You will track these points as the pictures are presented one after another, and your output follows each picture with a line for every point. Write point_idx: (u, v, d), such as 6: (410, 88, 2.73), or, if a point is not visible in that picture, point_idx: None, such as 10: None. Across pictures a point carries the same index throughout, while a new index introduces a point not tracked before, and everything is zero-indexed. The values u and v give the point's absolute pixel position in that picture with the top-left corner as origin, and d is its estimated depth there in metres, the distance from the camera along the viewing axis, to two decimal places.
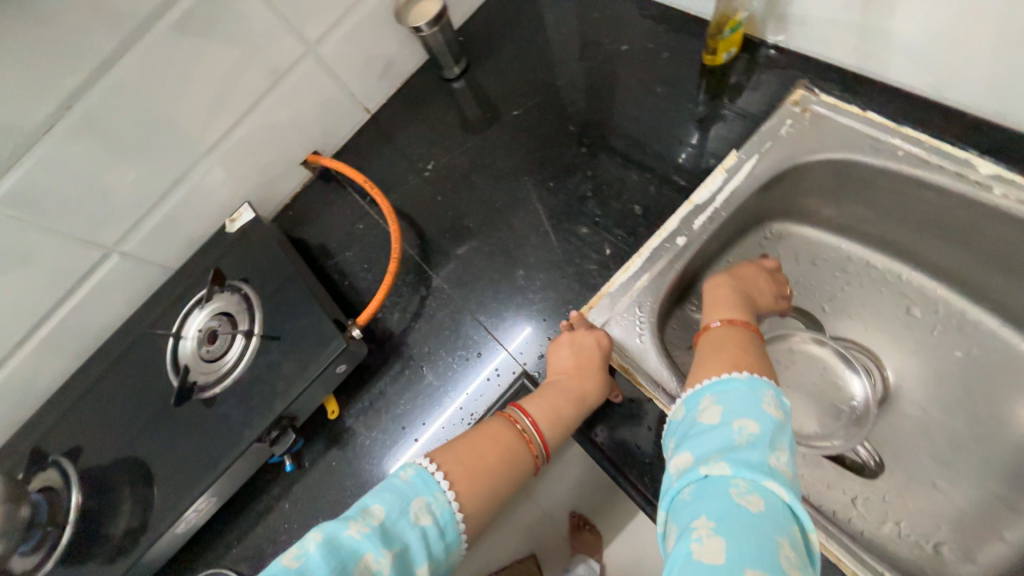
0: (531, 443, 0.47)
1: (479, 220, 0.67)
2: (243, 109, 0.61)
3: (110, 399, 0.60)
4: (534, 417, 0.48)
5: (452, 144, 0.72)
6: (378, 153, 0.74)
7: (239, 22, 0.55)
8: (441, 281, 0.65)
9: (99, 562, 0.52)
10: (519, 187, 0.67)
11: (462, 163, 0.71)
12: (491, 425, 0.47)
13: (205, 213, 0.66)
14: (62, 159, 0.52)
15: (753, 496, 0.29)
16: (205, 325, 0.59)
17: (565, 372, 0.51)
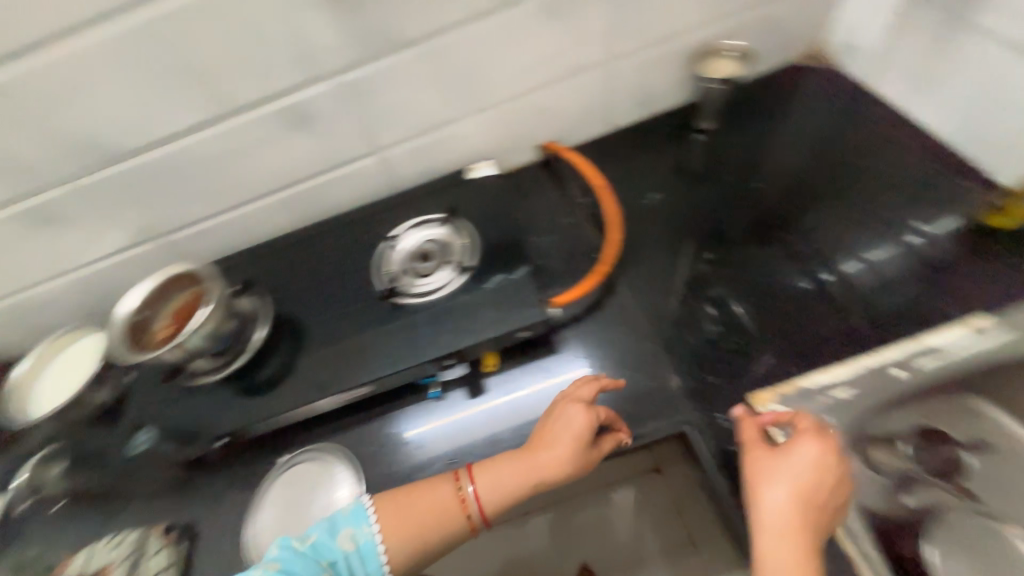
0: (465, 506, 0.51)
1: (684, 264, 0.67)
2: (535, 86, 0.68)
3: (318, 269, 0.70)
4: (477, 487, 0.52)
5: (678, 187, 0.74)
6: (608, 165, 0.78)
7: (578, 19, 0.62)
8: (629, 301, 0.66)
9: (260, 396, 0.59)
10: (733, 250, 0.66)
11: (682, 207, 0.72)
12: (437, 484, 0.53)
13: (456, 152, 0.74)
14: (396, 73, 0.61)
15: None
16: (424, 244, 0.67)
17: (553, 446, 0.52)
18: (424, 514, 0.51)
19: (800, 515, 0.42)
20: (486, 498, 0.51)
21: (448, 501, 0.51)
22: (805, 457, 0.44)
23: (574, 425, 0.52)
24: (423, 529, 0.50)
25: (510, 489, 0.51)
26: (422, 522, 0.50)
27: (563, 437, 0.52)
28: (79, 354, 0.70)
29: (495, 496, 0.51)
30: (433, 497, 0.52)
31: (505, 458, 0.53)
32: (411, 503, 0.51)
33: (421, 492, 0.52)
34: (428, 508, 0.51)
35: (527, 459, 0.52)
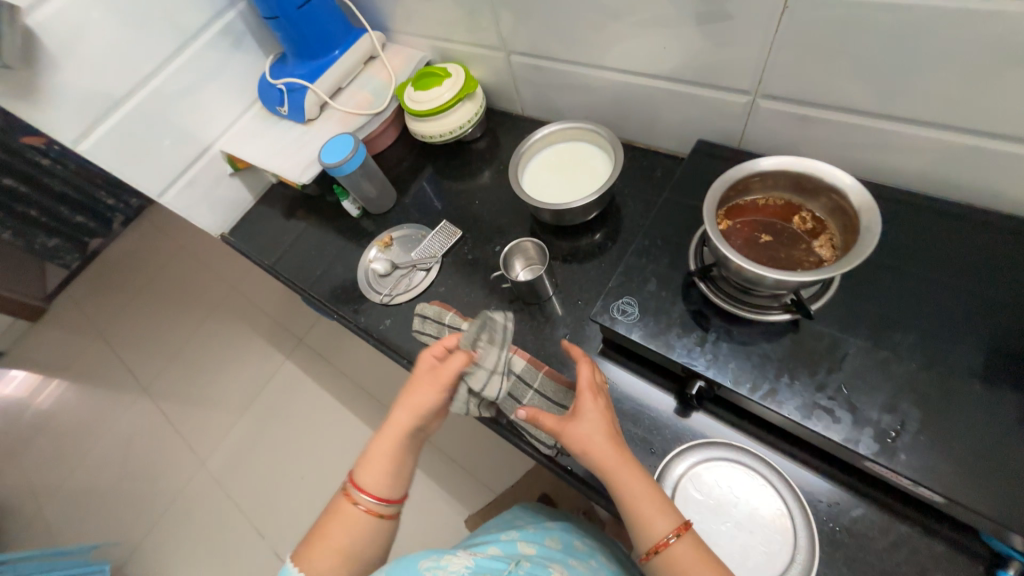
0: (373, 510, 0.56)
1: (938, 387, 0.48)
2: (806, 102, 0.59)
3: (538, 184, 0.80)
4: (369, 492, 0.56)
5: (1003, 300, 0.51)
6: (963, 233, 0.56)
7: (848, 56, 0.52)
8: (866, 416, 0.48)
9: (477, 268, 0.86)
10: (1001, 406, 0.46)
11: (995, 330, 0.50)
12: (342, 514, 0.56)
13: (715, 120, 0.70)
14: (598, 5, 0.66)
15: (531, 546, 0.69)
16: (813, 221, 0.54)
17: (422, 390, 0.59)
18: (335, 536, 0.55)
19: (609, 441, 0.50)
20: (375, 485, 0.56)
21: (352, 515, 0.56)
22: (591, 410, 0.52)
23: (419, 395, 0.59)
24: (344, 542, 0.55)
25: (380, 467, 0.57)
26: (344, 538, 0.55)
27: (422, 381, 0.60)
28: (460, 113, 0.91)
29: (375, 480, 0.57)
30: (340, 521, 0.56)
31: (375, 442, 0.59)
32: (328, 536, 0.55)
33: (327, 526, 0.56)
34: (340, 526, 0.55)
35: (388, 431, 0.58)
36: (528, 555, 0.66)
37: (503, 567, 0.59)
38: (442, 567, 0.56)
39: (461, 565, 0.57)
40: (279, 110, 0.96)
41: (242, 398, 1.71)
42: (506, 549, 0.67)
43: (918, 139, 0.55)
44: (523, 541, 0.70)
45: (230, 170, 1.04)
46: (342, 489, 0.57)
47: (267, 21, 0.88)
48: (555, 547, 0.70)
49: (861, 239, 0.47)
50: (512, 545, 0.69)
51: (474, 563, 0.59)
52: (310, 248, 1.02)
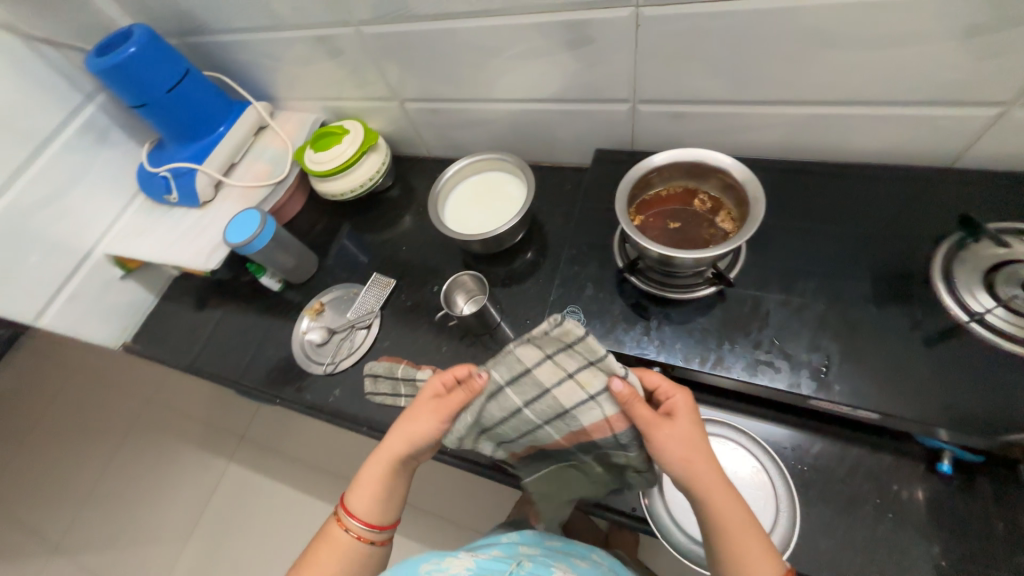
0: (363, 536, 0.54)
1: (844, 317, 0.55)
2: (674, 101, 0.67)
3: (459, 218, 0.81)
4: (359, 517, 0.54)
5: (868, 233, 0.61)
6: (824, 185, 0.66)
7: (696, 58, 0.60)
8: (799, 357, 0.53)
9: (419, 312, 0.84)
10: (893, 321, 0.54)
11: (870, 259, 0.58)
12: (333, 537, 0.54)
13: (605, 129, 0.76)
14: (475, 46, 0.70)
15: (532, 546, 0.65)
16: (711, 201, 0.60)
17: (415, 410, 0.54)
18: (326, 565, 0.53)
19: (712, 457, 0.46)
20: (365, 514, 0.54)
21: (342, 541, 0.54)
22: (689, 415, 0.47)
23: (415, 428, 0.53)
24: (334, 571, 0.53)
25: (368, 495, 0.54)
26: (335, 568, 0.53)
27: (418, 409, 0.54)
28: (366, 165, 0.90)
29: (364, 508, 0.54)
30: (331, 549, 0.54)
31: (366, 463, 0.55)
32: (319, 566, 0.53)
33: (321, 551, 0.54)
34: (329, 556, 0.53)
35: (379, 456, 0.54)
36: (530, 554, 0.61)
37: (505, 568, 0.55)
38: (444, 569, 0.53)
39: (463, 567, 0.54)
40: (168, 198, 0.89)
41: (184, 520, 1.49)
42: (506, 547, 0.63)
43: (772, 116, 0.64)
44: (523, 544, 0.65)
45: (120, 273, 0.94)
46: (335, 514, 0.55)
47: (135, 110, 0.82)
48: (558, 544, 0.66)
49: (752, 208, 0.53)
50: (513, 544, 0.65)
51: (476, 565, 0.55)
52: (232, 335, 0.94)
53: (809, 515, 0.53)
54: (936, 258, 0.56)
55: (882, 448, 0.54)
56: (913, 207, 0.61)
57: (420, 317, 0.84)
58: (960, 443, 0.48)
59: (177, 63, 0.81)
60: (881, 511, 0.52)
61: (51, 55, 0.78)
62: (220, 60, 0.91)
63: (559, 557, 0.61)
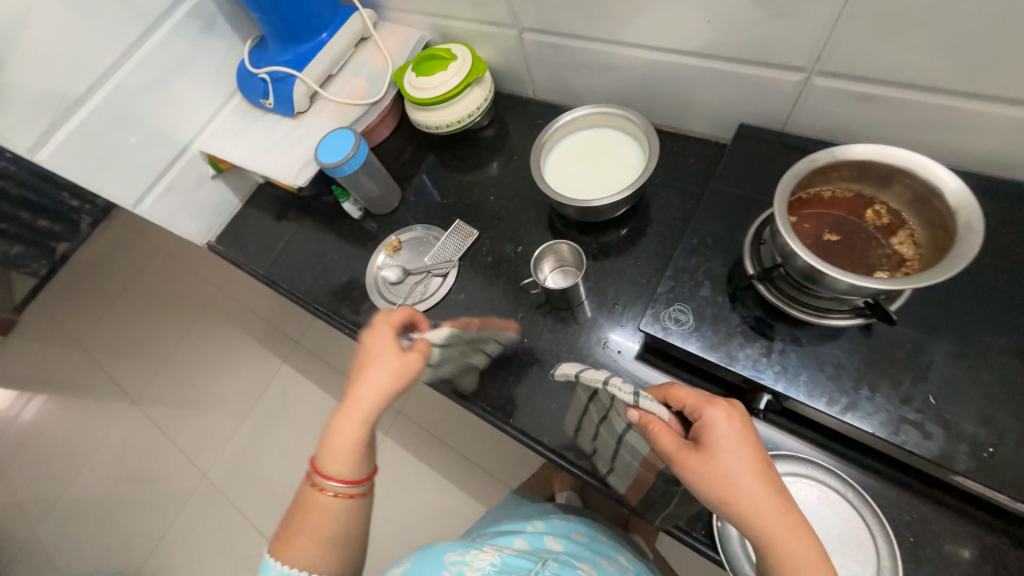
0: (344, 495, 0.51)
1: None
2: (868, 78, 0.54)
3: (562, 177, 0.74)
4: (337, 479, 0.50)
5: None
6: None
7: (927, 26, 0.46)
8: (957, 427, 0.44)
9: (498, 269, 0.79)
10: None
11: None
12: (309, 507, 0.50)
13: (760, 100, 0.63)
14: None
15: (561, 538, 0.63)
16: (888, 216, 0.49)
17: (379, 352, 0.56)
18: (313, 528, 0.49)
19: (763, 483, 0.40)
20: (346, 469, 0.50)
21: (325, 503, 0.50)
22: (729, 432, 0.42)
23: (379, 378, 0.53)
24: (328, 530, 0.49)
25: (340, 448, 0.51)
26: (325, 529, 0.49)
27: (375, 359, 0.55)
28: (469, 98, 0.82)
29: (343, 464, 0.51)
30: (313, 514, 0.50)
31: (330, 427, 0.52)
32: (305, 528, 0.49)
33: (303, 519, 0.50)
34: (313, 518, 0.49)
35: (351, 412, 0.52)
36: (556, 551, 0.60)
37: (530, 566, 0.53)
38: (468, 563, 0.52)
39: (488, 562, 0.52)
40: (263, 103, 0.86)
41: (240, 405, 1.63)
42: (533, 539, 0.62)
43: (1001, 119, 0.50)
44: (552, 531, 0.65)
45: (212, 172, 0.94)
46: (308, 479, 0.51)
47: (242, 0, 0.77)
48: (588, 544, 0.64)
49: (958, 240, 0.42)
50: (541, 534, 0.63)
51: (501, 560, 0.53)
52: (308, 253, 0.94)
53: None
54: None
55: None
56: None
57: (499, 274, 0.79)
58: None
59: None
60: None
61: None
62: None
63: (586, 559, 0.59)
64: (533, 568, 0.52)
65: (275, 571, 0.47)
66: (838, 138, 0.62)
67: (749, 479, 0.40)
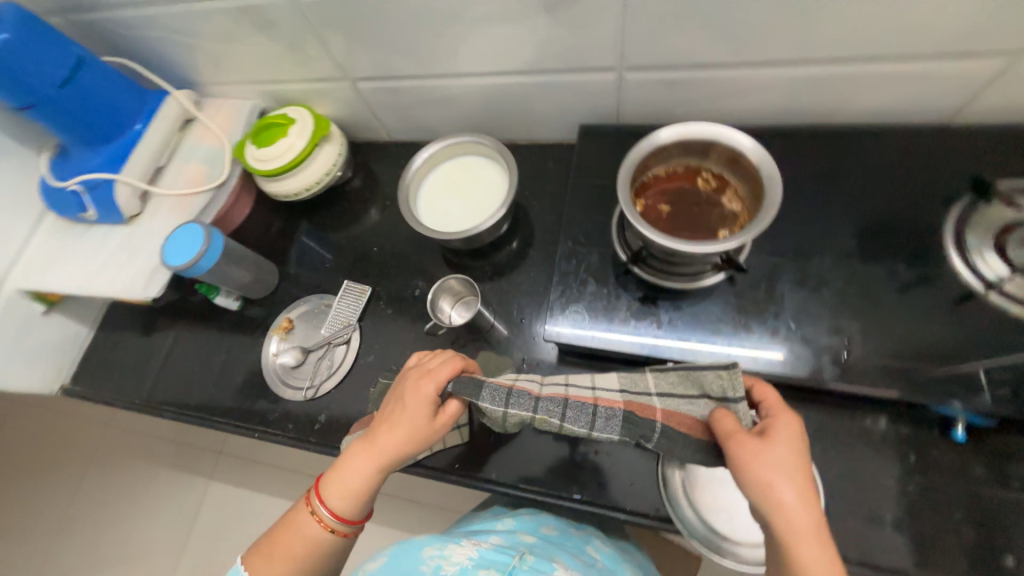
0: (326, 524, 0.53)
1: (856, 294, 0.54)
2: (667, 67, 0.61)
3: (437, 211, 0.74)
4: (328, 510, 0.53)
5: (877, 199, 0.59)
6: (831, 150, 0.62)
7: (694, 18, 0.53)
8: (817, 341, 0.53)
9: (404, 318, 0.77)
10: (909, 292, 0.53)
11: (878, 228, 0.57)
12: (297, 514, 0.55)
13: (589, 102, 0.69)
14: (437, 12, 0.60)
15: (550, 528, 0.61)
16: (716, 180, 0.55)
17: (407, 403, 0.51)
18: (289, 546, 0.53)
19: (793, 476, 0.39)
20: (338, 506, 0.53)
21: (310, 527, 0.54)
22: (786, 441, 0.41)
23: (399, 421, 0.51)
24: (301, 554, 0.53)
25: (344, 487, 0.52)
26: (298, 555, 0.53)
27: (396, 418, 0.52)
28: (323, 158, 0.79)
29: (339, 498, 0.53)
30: (298, 532, 0.54)
31: (350, 452, 0.54)
32: (283, 544, 0.54)
33: (284, 534, 0.54)
34: (298, 542, 0.53)
35: (365, 444, 0.53)
36: (532, 545, 0.57)
37: (506, 560, 0.51)
38: (447, 557, 0.50)
39: (466, 556, 0.51)
40: (84, 216, 0.75)
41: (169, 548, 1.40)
42: (521, 529, 0.60)
43: (772, 78, 0.58)
44: (535, 526, 0.61)
45: (42, 309, 0.80)
46: (306, 497, 0.55)
47: (20, 111, 0.67)
48: (585, 535, 0.62)
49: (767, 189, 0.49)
50: (528, 523, 0.62)
51: (480, 554, 0.52)
52: (192, 362, 0.84)
53: (832, 495, 0.53)
54: (943, 226, 0.56)
55: (898, 422, 0.55)
56: (917, 172, 0.59)
57: (406, 322, 0.77)
58: (976, 412, 0.49)
59: (65, 49, 0.66)
60: (901, 482, 0.53)
61: None
62: (121, 40, 0.75)
63: (578, 550, 0.58)
64: (510, 562, 0.50)
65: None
66: (666, 120, 0.69)
67: (784, 463, 0.40)
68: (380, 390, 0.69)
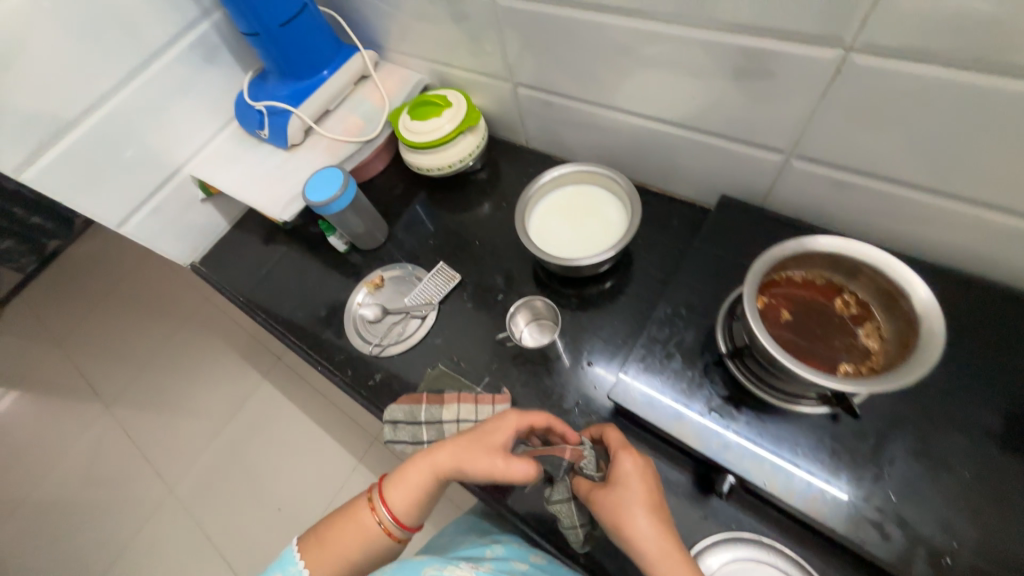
0: (385, 527, 0.56)
1: (987, 494, 0.45)
2: (844, 167, 0.55)
3: (546, 229, 0.75)
4: (390, 513, 0.55)
5: None
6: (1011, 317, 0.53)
7: (898, 129, 0.48)
8: (915, 526, 0.45)
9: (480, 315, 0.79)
10: None
11: None
12: (354, 515, 0.57)
13: (741, 174, 0.65)
14: (620, 48, 0.59)
15: (538, 557, 0.63)
16: (858, 307, 0.49)
17: (482, 427, 0.55)
18: (342, 542, 0.55)
19: (643, 507, 0.47)
20: (399, 511, 0.55)
21: (369, 526, 0.56)
22: (630, 472, 0.50)
23: (471, 451, 0.54)
24: (352, 552, 0.55)
25: (408, 491, 0.55)
26: (352, 550, 0.55)
27: (460, 431, 0.56)
28: (462, 145, 0.83)
29: (401, 505, 0.55)
30: (353, 529, 0.56)
31: (408, 464, 0.57)
32: (337, 540, 0.55)
33: (339, 526, 0.57)
34: (352, 538, 0.55)
35: (433, 463, 0.55)
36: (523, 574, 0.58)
37: None
38: None
39: None
40: (259, 133, 0.87)
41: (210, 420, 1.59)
42: (511, 557, 0.62)
43: (968, 216, 0.51)
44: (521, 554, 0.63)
45: (202, 196, 0.94)
46: (365, 495, 0.58)
47: (245, 37, 0.79)
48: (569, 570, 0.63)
49: (921, 339, 0.42)
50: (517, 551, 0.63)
51: None
52: (292, 282, 0.93)
53: None
54: None
55: None
56: None
57: (480, 320, 0.79)
58: None
59: None
60: None
61: None
62: None
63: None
64: None
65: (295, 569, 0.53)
66: (818, 218, 0.63)
67: (635, 498, 0.48)
68: (436, 375, 0.73)
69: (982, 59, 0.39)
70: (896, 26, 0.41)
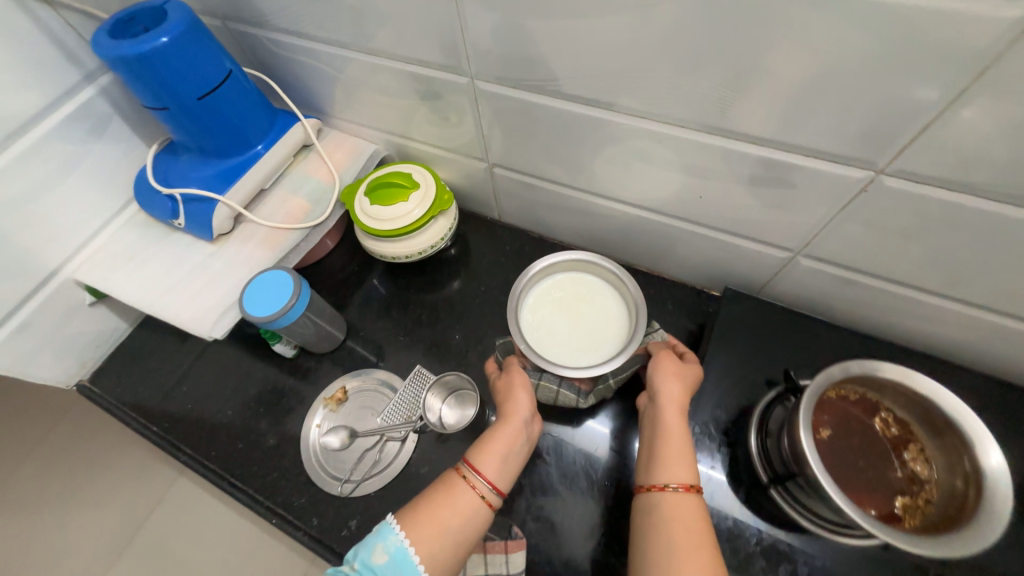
0: (484, 494, 0.50)
1: None
2: (851, 268, 0.54)
3: (541, 327, 0.66)
4: (484, 477, 0.51)
5: None
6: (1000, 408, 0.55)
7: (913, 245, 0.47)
8: None
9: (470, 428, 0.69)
10: None
11: None
12: (447, 483, 0.51)
13: (741, 266, 0.63)
14: (621, 145, 0.54)
15: None
16: (897, 428, 0.47)
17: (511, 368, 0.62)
18: (443, 510, 0.48)
19: (680, 388, 0.53)
20: (495, 471, 0.51)
21: (466, 496, 0.50)
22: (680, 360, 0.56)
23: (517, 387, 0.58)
24: (452, 523, 0.48)
25: (499, 454, 0.52)
26: (455, 524, 0.48)
27: (514, 380, 0.60)
28: (433, 230, 0.73)
29: (493, 466, 0.52)
30: (452, 499, 0.49)
31: (487, 431, 0.55)
32: (434, 508, 0.49)
33: (437, 499, 0.50)
34: (450, 502, 0.49)
35: (509, 419, 0.55)
36: None
37: None
38: None
39: None
40: (172, 223, 0.70)
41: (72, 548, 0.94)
42: None
43: (970, 319, 0.52)
44: None
45: (90, 299, 0.73)
46: (457, 470, 0.52)
47: (149, 110, 0.62)
48: None
49: (984, 502, 0.39)
50: None
51: None
52: (222, 398, 0.75)
53: None
54: None
55: None
56: None
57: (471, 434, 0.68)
58: None
59: (219, 61, 0.61)
60: None
61: (48, 19, 0.58)
62: (267, 57, 0.71)
63: None
64: None
65: (396, 537, 0.46)
66: (818, 308, 0.62)
67: (675, 376, 0.54)
68: None
69: (1011, 196, 0.39)
70: (931, 160, 0.39)
